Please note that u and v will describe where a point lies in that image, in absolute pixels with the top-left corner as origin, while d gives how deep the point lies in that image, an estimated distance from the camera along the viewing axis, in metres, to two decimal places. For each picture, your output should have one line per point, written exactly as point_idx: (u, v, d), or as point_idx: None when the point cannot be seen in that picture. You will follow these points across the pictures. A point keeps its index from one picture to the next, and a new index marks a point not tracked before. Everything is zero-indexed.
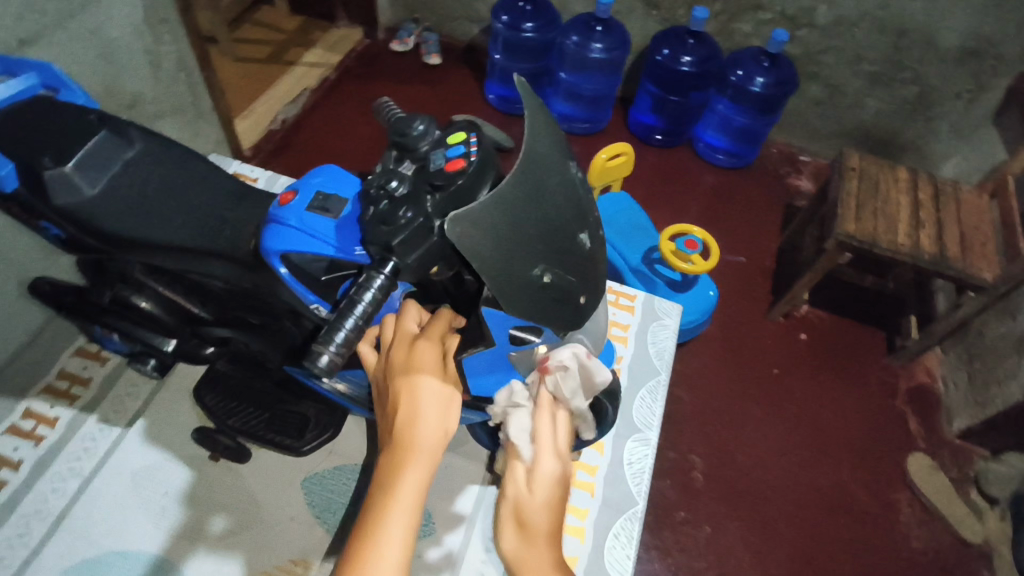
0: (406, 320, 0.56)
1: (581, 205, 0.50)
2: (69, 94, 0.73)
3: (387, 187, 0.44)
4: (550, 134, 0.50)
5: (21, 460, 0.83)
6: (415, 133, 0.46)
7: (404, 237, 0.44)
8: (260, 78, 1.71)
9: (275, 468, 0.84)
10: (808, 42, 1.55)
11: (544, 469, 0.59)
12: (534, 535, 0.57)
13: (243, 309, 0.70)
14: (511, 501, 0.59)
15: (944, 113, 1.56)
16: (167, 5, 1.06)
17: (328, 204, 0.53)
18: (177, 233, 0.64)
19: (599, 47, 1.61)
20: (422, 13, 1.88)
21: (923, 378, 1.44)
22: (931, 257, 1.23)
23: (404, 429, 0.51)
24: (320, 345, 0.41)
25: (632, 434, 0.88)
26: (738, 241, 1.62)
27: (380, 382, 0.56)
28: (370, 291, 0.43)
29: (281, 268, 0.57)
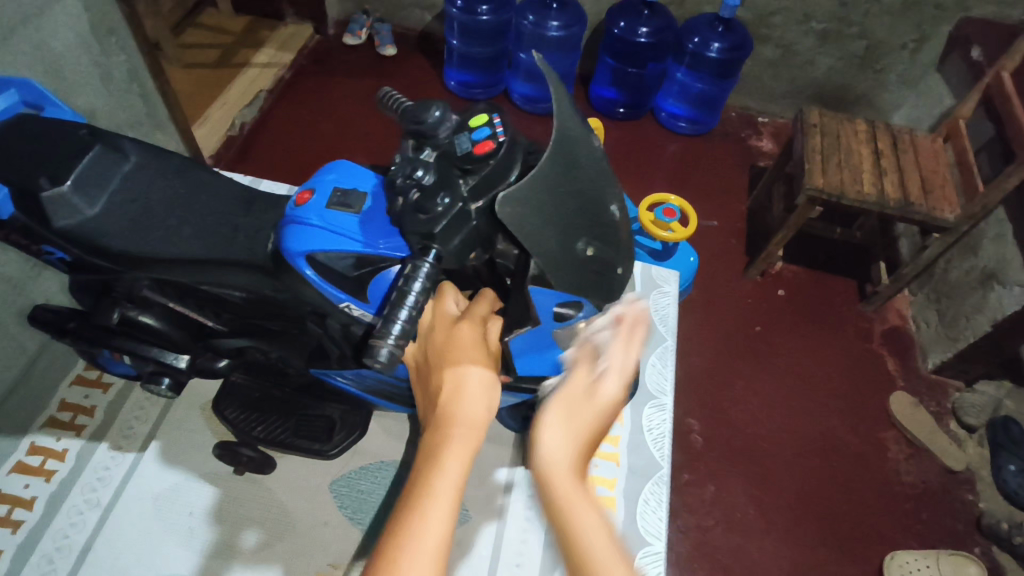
0: (444, 300, 0.56)
1: (608, 177, 0.51)
2: (54, 110, 0.73)
3: (415, 176, 0.45)
4: (568, 105, 0.49)
5: (34, 496, 0.80)
6: (431, 121, 0.45)
7: (444, 225, 0.46)
8: (213, 84, 1.66)
9: (300, 476, 0.83)
10: (759, 5, 1.57)
11: (607, 387, 0.55)
12: (575, 440, 0.52)
13: (262, 317, 0.69)
14: (562, 401, 0.54)
15: (891, 64, 1.61)
16: (114, 13, 1.01)
17: (349, 200, 0.55)
18: (191, 245, 0.62)
19: (555, 25, 1.61)
20: (372, 3, 1.85)
21: (895, 320, 1.50)
22: (897, 203, 1.28)
23: (448, 406, 0.50)
24: (378, 339, 0.41)
25: (649, 401, 0.90)
26: (709, 206, 1.65)
27: (421, 371, 0.55)
28: (419, 280, 0.44)
29: (307, 269, 0.57)
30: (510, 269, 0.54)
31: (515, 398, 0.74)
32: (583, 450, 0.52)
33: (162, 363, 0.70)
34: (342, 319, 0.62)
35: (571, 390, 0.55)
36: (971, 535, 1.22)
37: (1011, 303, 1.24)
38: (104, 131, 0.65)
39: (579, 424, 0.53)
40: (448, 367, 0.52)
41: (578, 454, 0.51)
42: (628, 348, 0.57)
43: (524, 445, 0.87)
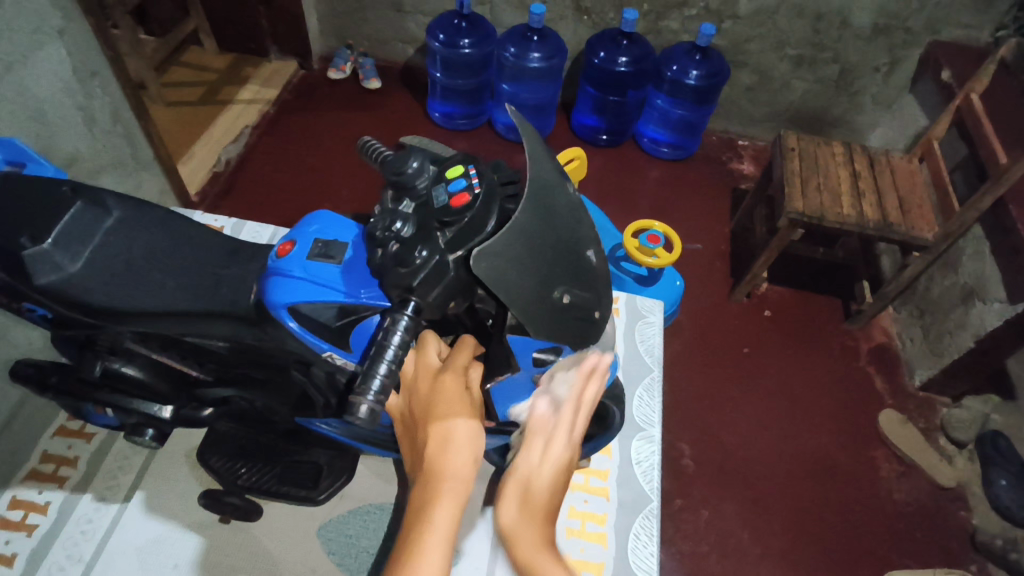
0: (427, 348, 0.55)
1: (582, 225, 0.52)
2: (36, 167, 0.76)
3: (393, 228, 0.47)
4: (540, 152, 0.51)
5: (15, 553, 0.78)
6: (410, 171, 0.49)
7: (423, 277, 0.46)
8: (197, 121, 1.67)
9: (289, 522, 0.82)
10: (734, 33, 1.61)
11: (555, 453, 0.58)
12: (534, 509, 0.56)
13: (247, 365, 0.68)
14: (522, 472, 0.57)
15: (865, 86, 1.65)
16: (96, 58, 1.02)
17: (331, 250, 0.55)
18: (174, 297, 0.62)
19: (537, 56, 1.65)
20: (355, 38, 1.87)
21: (881, 338, 1.52)
22: (876, 223, 1.30)
23: (435, 459, 0.50)
24: (358, 396, 0.41)
25: (636, 434, 0.90)
26: (693, 230, 1.67)
27: (409, 423, 0.55)
28: (398, 333, 0.44)
29: (290, 322, 0.57)
30: (491, 313, 0.55)
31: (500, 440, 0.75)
32: (543, 516, 0.56)
33: (145, 415, 0.68)
34: (325, 367, 0.63)
35: (523, 466, 0.58)
36: (967, 553, 1.22)
37: (991, 318, 1.26)
38: (88, 186, 0.65)
39: (539, 495, 0.57)
40: (434, 420, 0.51)
41: (539, 521, 0.56)
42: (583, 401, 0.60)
43: None
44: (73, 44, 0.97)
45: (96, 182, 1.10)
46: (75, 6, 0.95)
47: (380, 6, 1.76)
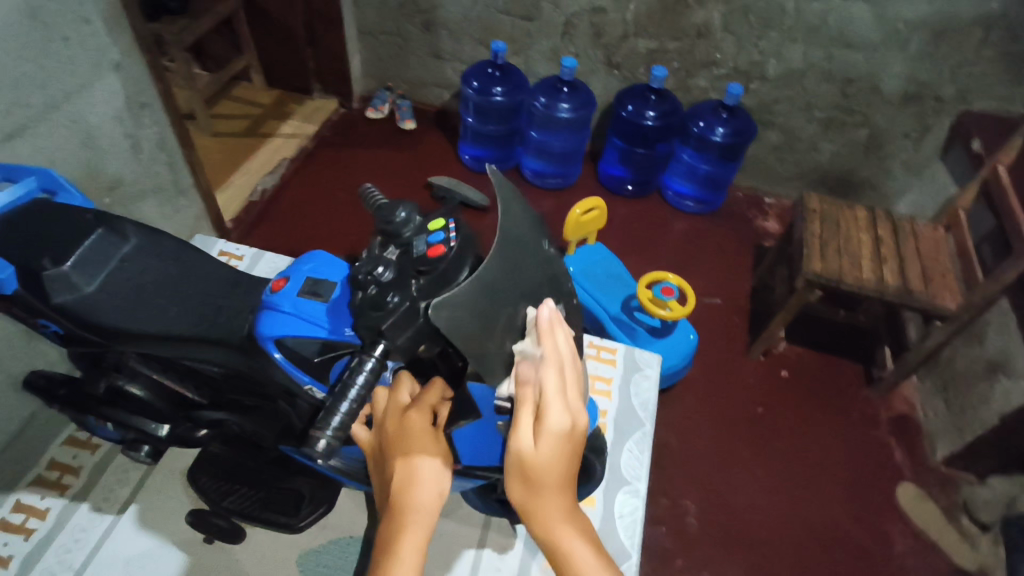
0: (399, 389, 0.57)
1: (555, 280, 0.55)
2: (66, 197, 0.74)
3: (374, 273, 0.50)
4: (518, 212, 0.54)
5: (11, 555, 0.81)
6: (399, 221, 0.51)
7: (393, 322, 0.49)
8: (239, 151, 1.76)
9: (269, 548, 0.84)
10: (762, 93, 1.63)
11: (554, 424, 0.49)
12: (540, 487, 0.50)
13: (238, 393, 0.73)
14: (516, 453, 0.50)
15: (895, 151, 1.64)
16: (149, 91, 1.10)
17: (319, 288, 0.59)
18: (174, 323, 0.65)
19: (565, 107, 1.70)
20: (395, 80, 1.96)
21: (902, 407, 1.47)
22: (896, 289, 1.29)
23: (402, 496, 0.52)
24: (318, 431, 0.45)
25: (622, 487, 0.89)
26: (712, 284, 1.67)
27: (377, 458, 0.58)
28: (362, 375, 0.47)
29: (276, 352, 0.60)
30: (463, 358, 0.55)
31: (471, 482, 0.74)
32: (556, 488, 0.50)
33: (141, 431, 0.72)
34: (309, 399, 0.65)
35: (518, 445, 0.50)
36: None
37: (1016, 395, 1.21)
38: (111, 214, 0.69)
39: (541, 474, 0.50)
40: (400, 460, 0.54)
41: (555, 489, 0.50)
42: (564, 369, 0.50)
43: (493, 527, 0.87)
44: (128, 77, 1.04)
45: (137, 206, 1.17)
46: (133, 44, 1.03)
47: (420, 52, 1.85)
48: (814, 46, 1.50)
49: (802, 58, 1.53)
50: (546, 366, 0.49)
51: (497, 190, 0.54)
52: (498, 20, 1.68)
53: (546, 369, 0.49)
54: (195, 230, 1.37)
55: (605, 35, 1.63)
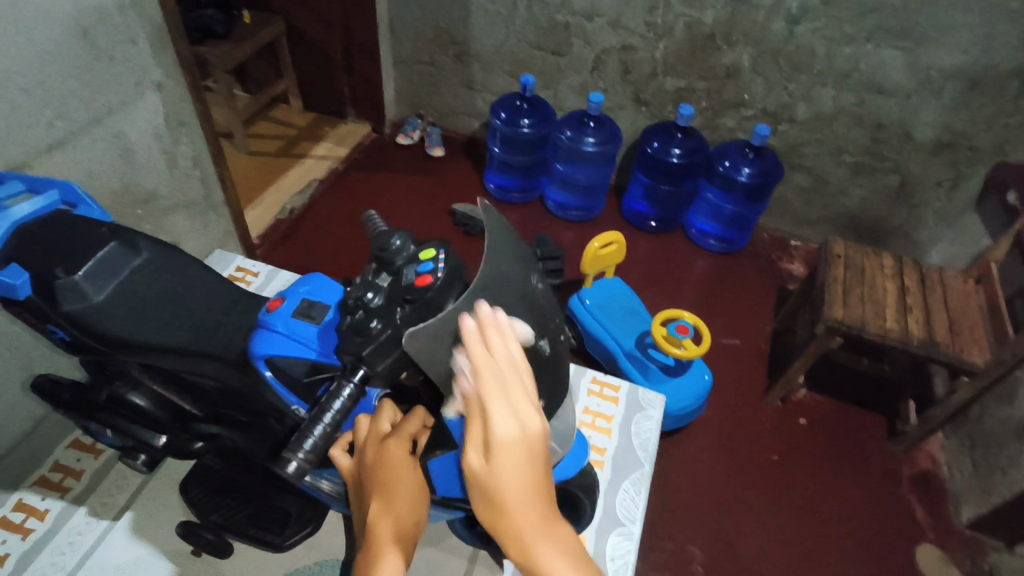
0: (380, 418, 0.59)
1: (542, 316, 0.55)
2: (85, 209, 0.77)
3: (363, 298, 0.51)
4: (503, 250, 0.55)
5: (8, 553, 0.83)
6: (392, 248, 0.52)
7: (373, 348, 0.50)
8: (271, 171, 1.82)
9: (255, 564, 0.84)
10: (790, 136, 1.61)
11: (503, 431, 0.46)
12: (505, 503, 0.47)
13: (232, 407, 0.75)
14: (474, 467, 0.48)
15: (927, 200, 1.60)
16: (187, 110, 1.15)
17: (313, 311, 0.61)
18: (174, 336, 0.68)
19: (592, 141, 1.72)
20: (426, 108, 2.01)
21: (927, 464, 1.41)
22: (921, 342, 1.25)
23: (378, 524, 0.54)
24: (290, 452, 0.48)
25: (615, 528, 0.87)
26: (731, 325, 1.64)
27: (357, 484, 0.60)
28: (338, 400, 0.50)
29: (266, 371, 0.62)
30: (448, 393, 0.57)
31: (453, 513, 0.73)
32: (523, 501, 0.47)
33: (141, 441, 0.75)
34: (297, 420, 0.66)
35: (472, 464, 0.48)
36: None
37: None
38: (126, 228, 0.72)
39: (501, 489, 0.47)
40: (379, 488, 0.56)
41: (522, 501, 0.47)
42: (502, 376, 0.47)
43: (479, 561, 0.85)
44: (168, 97, 1.09)
45: (168, 219, 1.21)
46: (175, 65, 1.08)
47: (452, 82, 1.89)
48: (845, 92, 1.49)
49: (833, 103, 1.52)
50: (481, 373, 0.47)
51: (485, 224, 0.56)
52: (530, 54, 1.72)
53: (482, 377, 0.47)
54: (222, 244, 1.41)
55: (634, 72, 1.64)
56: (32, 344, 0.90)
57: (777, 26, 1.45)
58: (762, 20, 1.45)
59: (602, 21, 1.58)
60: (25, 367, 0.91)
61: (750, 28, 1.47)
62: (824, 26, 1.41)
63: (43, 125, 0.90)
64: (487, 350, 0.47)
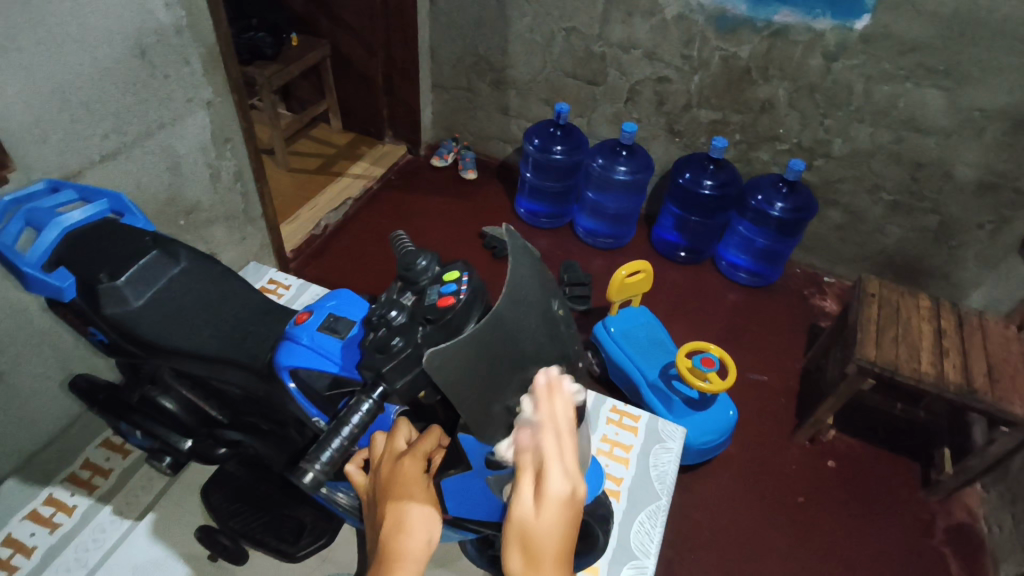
0: (396, 435, 0.60)
1: (561, 340, 0.56)
2: (132, 218, 0.80)
3: (387, 316, 0.53)
4: (525, 273, 0.56)
5: (35, 546, 0.85)
6: (417, 268, 0.54)
7: (393, 365, 0.51)
8: (310, 187, 1.87)
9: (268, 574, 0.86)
10: (826, 171, 1.60)
11: (551, 487, 0.49)
12: (538, 553, 0.49)
13: (255, 415, 0.77)
14: (520, 520, 0.49)
15: (967, 242, 1.55)
16: (233, 126, 1.19)
17: (338, 326, 0.63)
18: (206, 342, 0.70)
19: (622, 169, 1.73)
20: (462, 132, 2.05)
21: (963, 517, 1.35)
22: (956, 387, 1.21)
23: (390, 541, 0.54)
24: (307, 464, 0.49)
25: (628, 561, 0.86)
26: (760, 360, 1.60)
27: (370, 500, 0.60)
28: (357, 414, 0.51)
29: (290, 382, 0.64)
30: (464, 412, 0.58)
31: (463, 533, 0.73)
32: (555, 555, 0.49)
33: (167, 442, 0.77)
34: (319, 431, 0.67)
35: (521, 510, 0.50)
36: None
37: None
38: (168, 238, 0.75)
39: (537, 540, 0.49)
40: (393, 505, 0.56)
41: (551, 557, 0.49)
42: (564, 434, 0.50)
43: None
44: (216, 114, 1.14)
45: (209, 230, 1.25)
46: (225, 84, 1.13)
47: (488, 108, 1.93)
48: (883, 129, 1.47)
49: (870, 140, 1.50)
50: (540, 431, 0.50)
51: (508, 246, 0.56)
52: (566, 83, 1.75)
53: (539, 434, 0.50)
54: (257, 256, 1.45)
55: (669, 104, 1.65)
56: (70, 344, 0.94)
57: (814, 62, 1.44)
58: (799, 56, 1.45)
59: (638, 52, 1.60)
60: (65, 365, 0.95)
61: (786, 63, 1.47)
62: (862, 63, 1.40)
63: (98, 137, 0.95)
64: (551, 411, 0.51)
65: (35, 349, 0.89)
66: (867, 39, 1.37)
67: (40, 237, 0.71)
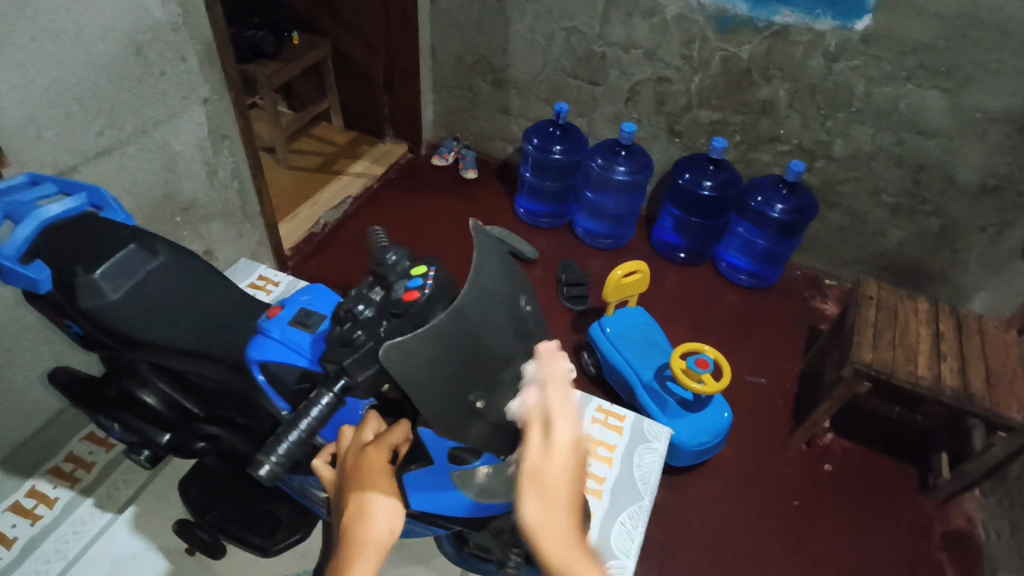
0: (363, 427, 0.61)
1: (530, 337, 0.56)
2: (111, 212, 0.79)
3: (355, 310, 0.54)
4: (496, 270, 0.56)
5: (16, 537, 0.86)
6: (387, 263, 0.55)
7: (356, 358, 0.52)
8: (309, 185, 1.87)
9: (246, 567, 0.89)
10: (827, 173, 1.58)
11: (562, 435, 0.48)
12: (554, 505, 0.47)
13: (231, 410, 0.79)
14: (531, 475, 0.47)
15: (970, 245, 1.53)
16: (230, 123, 1.19)
17: (309, 320, 0.62)
18: (179, 336, 0.72)
19: (621, 169, 1.73)
20: (462, 132, 2.05)
21: (960, 523, 1.33)
22: (954, 392, 1.19)
23: (353, 529, 0.54)
24: (263, 456, 0.49)
25: (609, 560, 0.86)
26: (757, 362, 1.59)
27: (336, 490, 0.61)
28: (316, 408, 0.51)
29: (259, 375, 0.64)
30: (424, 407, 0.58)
31: (434, 530, 0.73)
32: (570, 505, 0.47)
33: (144, 436, 0.78)
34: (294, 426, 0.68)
35: (532, 460, 0.48)
36: None
37: None
38: (147, 232, 0.75)
39: (552, 490, 0.47)
40: (356, 493, 0.56)
41: (568, 506, 0.47)
42: (567, 388, 0.51)
43: None
44: (213, 110, 1.14)
45: (205, 227, 1.26)
46: (222, 81, 1.13)
47: (489, 107, 1.93)
48: (884, 131, 1.46)
49: (871, 141, 1.49)
50: (544, 385, 0.51)
51: (478, 243, 0.56)
52: (566, 82, 1.74)
53: (542, 387, 0.51)
54: (254, 253, 1.45)
55: (668, 104, 1.65)
56: (57, 339, 0.94)
57: (815, 63, 1.43)
58: (799, 56, 1.44)
59: (638, 52, 1.59)
60: (54, 359, 0.95)
61: (787, 64, 1.46)
62: (864, 64, 1.39)
63: (93, 133, 0.95)
64: (555, 364, 0.52)
65: (24, 342, 0.90)
66: (868, 40, 1.35)
67: (15, 231, 0.70)
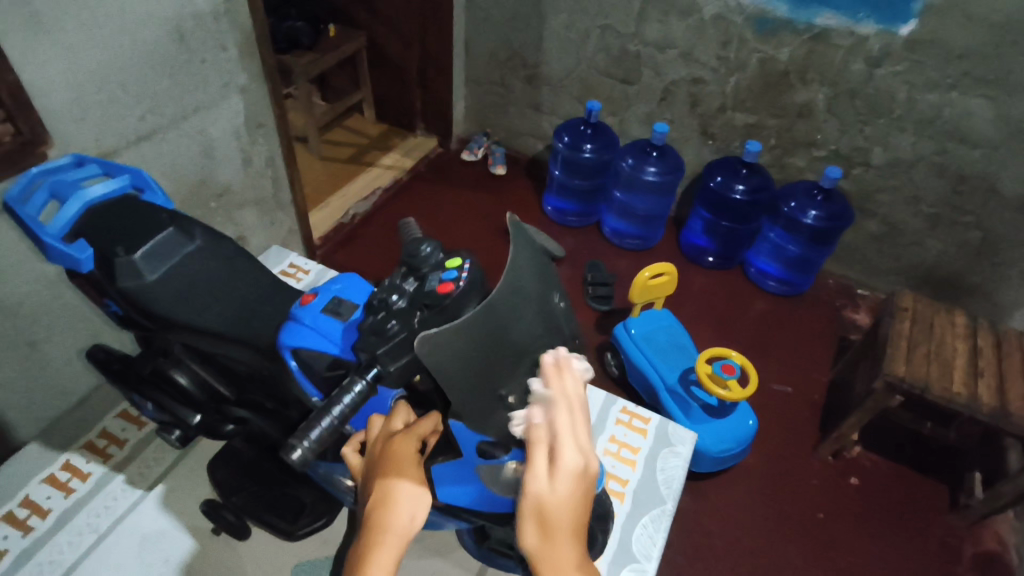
0: (393, 417, 0.62)
1: (559, 334, 0.55)
2: (151, 195, 0.81)
3: (389, 300, 0.55)
4: (529, 265, 0.55)
5: (50, 509, 0.88)
6: (421, 255, 0.55)
7: (389, 348, 0.52)
8: (340, 176, 1.89)
9: (268, 551, 0.90)
10: (865, 180, 1.55)
11: (566, 465, 0.50)
12: (556, 529, 0.51)
13: (260, 395, 0.80)
14: (535, 502, 0.51)
15: (1012, 259, 1.48)
16: (266, 112, 1.21)
17: (341, 308, 0.63)
18: (215, 320, 0.73)
19: (653, 170, 1.70)
20: (493, 128, 2.05)
21: (991, 545, 1.29)
22: (989, 410, 1.16)
23: (377, 516, 0.55)
24: (296, 440, 0.49)
25: (628, 563, 0.85)
26: (785, 371, 1.56)
27: (363, 476, 0.62)
28: (348, 395, 0.52)
29: (291, 361, 0.65)
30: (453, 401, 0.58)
31: (457, 522, 0.73)
32: (570, 527, 0.51)
33: (176, 416, 0.79)
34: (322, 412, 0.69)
35: (536, 489, 0.51)
36: None
37: None
38: (185, 215, 0.77)
39: (554, 518, 0.51)
40: (382, 480, 0.57)
41: (569, 528, 0.51)
42: (575, 408, 0.51)
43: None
44: (250, 98, 1.16)
45: (239, 214, 1.28)
46: (260, 71, 1.15)
47: (521, 104, 1.93)
48: (926, 139, 1.42)
49: (912, 149, 1.45)
50: (548, 410, 0.51)
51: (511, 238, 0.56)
52: (600, 81, 1.73)
53: (546, 412, 0.51)
54: (286, 241, 1.47)
55: (703, 105, 1.63)
56: (94, 318, 0.97)
57: (856, 67, 1.40)
58: (840, 60, 1.41)
59: (674, 52, 1.57)
60: (90, 337, 0.98)
61: (827, 68, 1.43)
62: (907, 70, 1.35)
63: (136, 117, 0.97)
64: (564, 381, 0.51)
65: (63, 321, 0.92)
66: (913, 45, 1.32)
67: (61, 210, 0.73)
